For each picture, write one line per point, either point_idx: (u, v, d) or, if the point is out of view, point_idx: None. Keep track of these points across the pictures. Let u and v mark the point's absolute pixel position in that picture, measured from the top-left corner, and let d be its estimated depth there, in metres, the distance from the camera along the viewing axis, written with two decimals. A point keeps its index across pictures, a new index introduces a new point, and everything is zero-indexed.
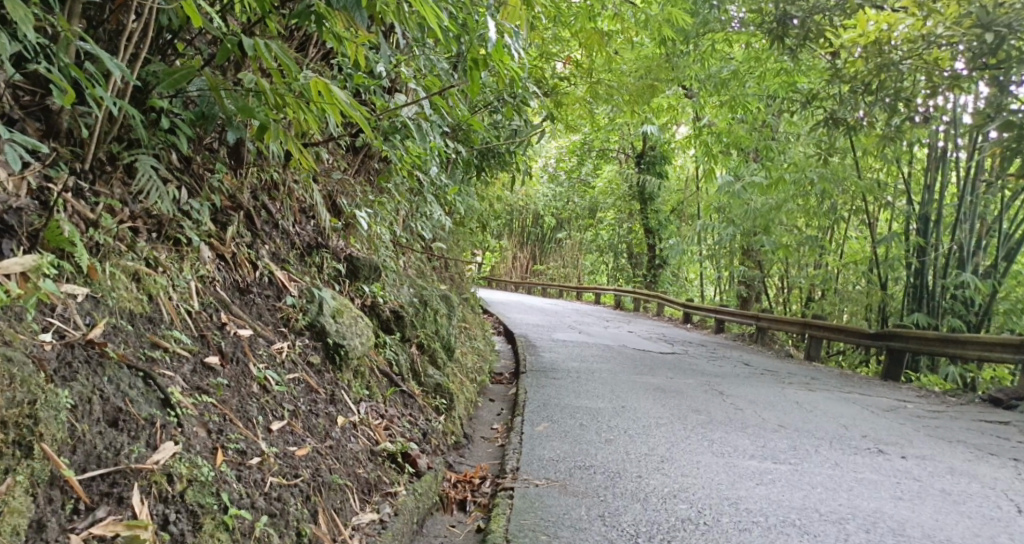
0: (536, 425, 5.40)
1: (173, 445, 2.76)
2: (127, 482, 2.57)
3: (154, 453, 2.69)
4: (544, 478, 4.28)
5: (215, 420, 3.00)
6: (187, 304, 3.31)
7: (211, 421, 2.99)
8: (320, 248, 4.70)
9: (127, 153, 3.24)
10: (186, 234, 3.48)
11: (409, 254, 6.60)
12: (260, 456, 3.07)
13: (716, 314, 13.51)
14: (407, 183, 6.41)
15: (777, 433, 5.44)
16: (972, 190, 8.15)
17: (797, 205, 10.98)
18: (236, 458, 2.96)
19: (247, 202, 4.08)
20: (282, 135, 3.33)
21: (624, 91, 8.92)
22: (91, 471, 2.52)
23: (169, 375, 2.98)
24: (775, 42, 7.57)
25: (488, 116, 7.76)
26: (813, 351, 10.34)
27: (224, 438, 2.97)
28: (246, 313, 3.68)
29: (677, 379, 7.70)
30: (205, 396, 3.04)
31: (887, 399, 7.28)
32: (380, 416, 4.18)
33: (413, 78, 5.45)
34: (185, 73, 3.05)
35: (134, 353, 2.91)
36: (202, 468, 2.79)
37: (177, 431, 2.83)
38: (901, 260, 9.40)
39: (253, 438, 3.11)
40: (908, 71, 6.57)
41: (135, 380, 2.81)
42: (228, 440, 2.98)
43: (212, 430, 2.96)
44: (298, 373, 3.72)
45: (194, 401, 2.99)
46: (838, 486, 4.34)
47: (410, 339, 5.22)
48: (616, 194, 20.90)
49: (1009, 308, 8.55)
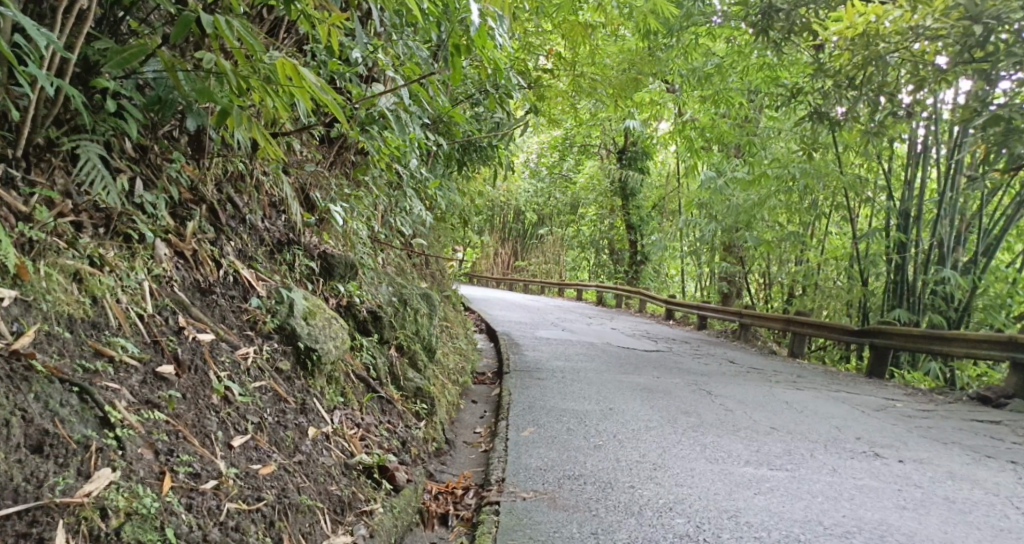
0: (521, 430, 5.13)
1: (109, 472, 2.48)
2: (50, 521, 2.30)
3: (86, 483, 2.42)
4: (531, 491, 4.01)
5: (165, 440, 2.71)
6: (138, 307, 3.00)
7: (159, 441, 2.70)
8: (292, 244, 4.41)
9: (67, 138, 2.94)
10: (138, 230, 3.18)
11: (388, 251, 6.30)
12: (216, 479, 2.77)
13: (698, 310, 13.28)
14: (385, 176, 6.12)
15: (771, 436, 5.21)
16: (952, 185, 7.91)
17: (779, 202, 10.69)
18: (187, 484, 2.67)
19: (211, 195, 3.78)
20: (247, 122, 3.06)
21: (607, 85, 8.65)
22: (6, 509, 2.26)
23: (114, 388, 2.69)
24: (759, 35, 7.29)
25: (468, 107, 7.45)
26: (797, 347, 10.12)
27: (173, 461, 2.68)
28: (207, 316, 3.39)
29: (665, 379, 7.46)
30: (155, 412, 2.76)
31: (875, 398, 7.08)
32: (355, 425, 3.90)
33: (390, 66, 5.18)
34: (135, 51, 2.76)
35: (71, 365, 2.63)
36: (143, 499, 2.50)
37: (117, 454, 2.55)
38: (882, 257, 9.14)
39: (210, 457, 2.82)
40: (894, 65, 6.29)
41: (68, 395, 2.54)
42: (177, 463, 2.69)
43: (160, 451, 2.67)
44: (265, 381, 3.42)
45: (141, 418, 2.70)
46: (839, 494, 4.10)
47: (388, 341, 4.94)
48: (597, 190, 20.41)
49: (987, 304, 8.23)
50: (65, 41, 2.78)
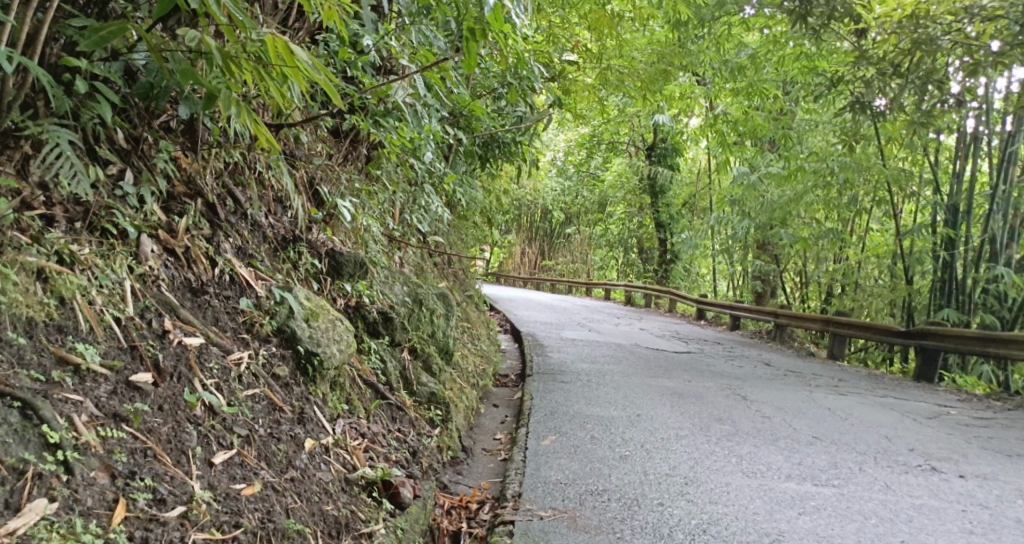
0: (542, 438, 4.83)
1: (42, 504, 2.22)
2: None
3: (13, 519, 2.16)
4: (550, 509, 3.71)
5: (127, 461, 2.46)
6: (115, 309, 2.76)
7: (119, 462, 2.44)
8: (297, 242, 4.14)
9: (33, 123, 2.73)
10: (119, 225, 2.96)
11: (404, 249, 6.00)
12: (185, 504, 2.51)
13: (731, 310, 12.86)
14: (401, 171, 5.84)
15: (813, 446, 4.86)
16: (1005, 177, 7.45)
17: (817, 197, 10.25)
18: (147, 513, 2.40)
19: (209, 189, 3.52)
20: (236, 104, 2.75)
21: (638, 78, 8.28)
22: None
23: (75, 400, 2.45)
24: (795, 22, 6.77)
25: (490, 101, 7.16)
26: (836, 349, 9.69)
27: (131, 486, 2.42)
28: (198, 318, 3.13)
29: (696, 382, 7.10)
30: (121, 427, 2.51)
31: (926, 404, 6.66)
32: (360, 435, 3.64)
33: (405, 54, 4.89)
34: (115, 28, 2.50)
35: (22, 377, 2.38)
36: (83, 536, 2.23)
37: (59, 480, 2.29)
38: (928, 253, 8.66)
39: (183, 479, 2.56)
40: (947, 48, 5.89)
41: (9, 412, 2.29)
42: (136, 490, 2.42)
43: (118, 474, 2.41)
44: (259, 389, 3.16)
45: (103, 435, 2.45)
46: (895, 516, 3.75)
47: (400, 343, 4.67)
48: (625, 187, 20.04)
49: None
50: (27, 18, 2.55)
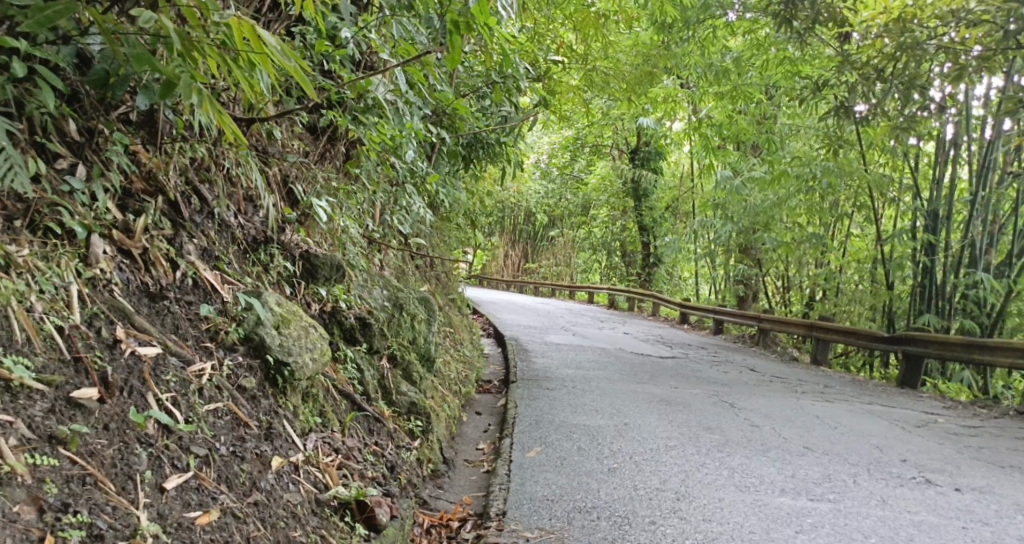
0: (526, 449, 4.61)
1: None
2: None
3: None
4: (536, 529, 3.49)
5: (59, 492, 2.24)
6: (58, 317, 2.53)
7: (50, 493, 2.22)
8: (268, 243, 3.89)
9: None
10: (66, 224, 2.72)
11: (384, 252, 5.76)
12: (127, 540, 2.29)
13: (716, 314, 12.68)
14: (380, 171, 5.59)
15: (805, 458, 4.66)
16: (983, 183, 7.31)
17: (799, 201, 10.05)
18: None
19: (172, 186, 3.27)
20: (198, 92, 2.49)
21: (621, 79, 8.04)
22: None
23: (4, 421, 2.24)
24: (780, 25, 6.54)
25: (474, 101, 6.92)
26: (820, 354, 9.53)
27: (62, 521, 2.20)
28: (155, 325, 2.89)
29: (683, 389, 6.91)
30: (56, 451, 2.29)
31: (914, 412, 6.49)
32: (333, 451, 3.41)
33: (385, 49, 4.65)
34: (61, 7, 2.24)
35: None
36: None
37: None
38: (907, 258, 8.49)
39: (126, 509, 2.34)
40: (932, 52, 5.72)
41: None
42: (67, 527, 2.20)
43: (47, 508, 2.19)
44: (222, 402, 2.92)
45: (33, 461, 2.23)
46: (895, 535, 3.56)
47: (379, 350, 4.43)
48: (609, 191, 19.84)
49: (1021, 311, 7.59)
50: None
